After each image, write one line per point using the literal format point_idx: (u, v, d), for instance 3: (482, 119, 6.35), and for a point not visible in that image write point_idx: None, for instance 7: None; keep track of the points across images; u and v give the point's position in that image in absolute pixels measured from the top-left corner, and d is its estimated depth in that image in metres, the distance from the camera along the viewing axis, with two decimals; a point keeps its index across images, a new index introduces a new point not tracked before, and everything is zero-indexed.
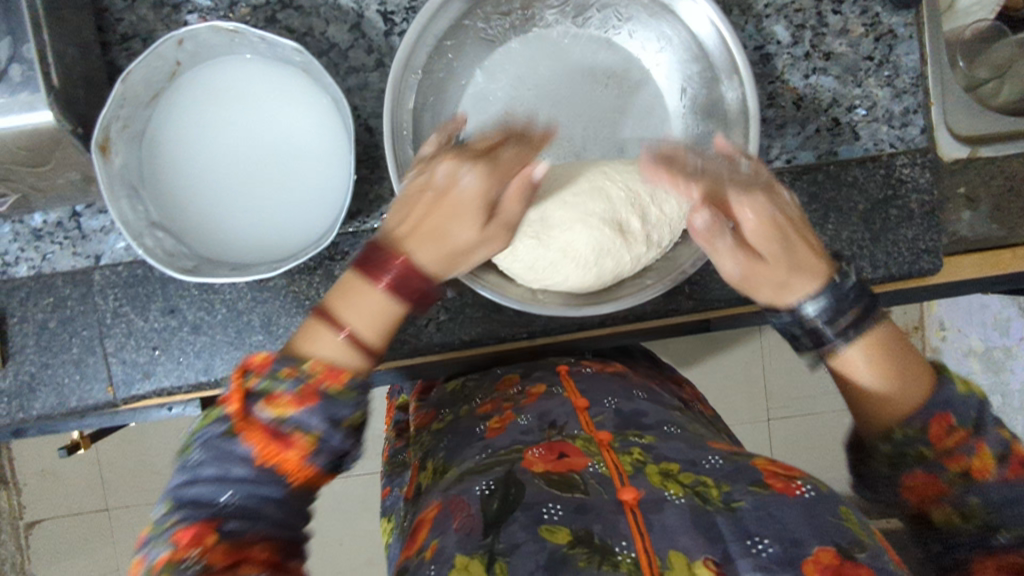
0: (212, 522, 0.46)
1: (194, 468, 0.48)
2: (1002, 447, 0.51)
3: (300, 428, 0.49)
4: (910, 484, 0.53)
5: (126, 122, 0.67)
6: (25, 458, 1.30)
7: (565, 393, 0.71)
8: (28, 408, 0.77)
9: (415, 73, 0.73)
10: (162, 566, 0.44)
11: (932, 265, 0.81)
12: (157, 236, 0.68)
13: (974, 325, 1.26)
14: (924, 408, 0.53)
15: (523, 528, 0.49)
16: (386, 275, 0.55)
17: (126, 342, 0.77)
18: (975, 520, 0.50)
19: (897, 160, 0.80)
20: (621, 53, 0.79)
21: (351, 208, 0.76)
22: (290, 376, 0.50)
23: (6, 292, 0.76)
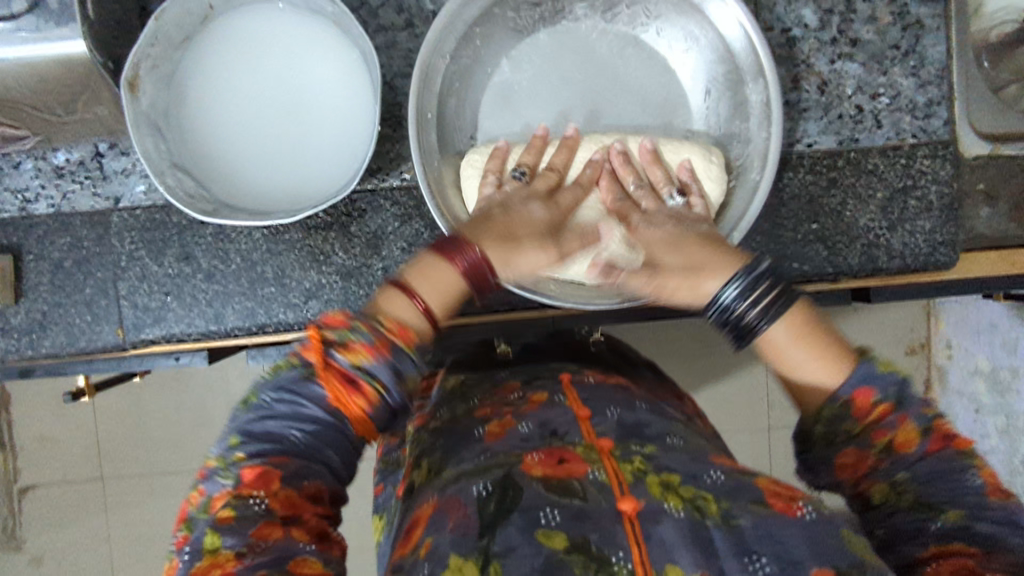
0: (277, 463, 0.47)
1: (266, 408, 0.49)
2: (925, 422, 0.49)
3: (370, 376, 0.48)
4: (842, 462, 0.51)
5: (157, 62, 0.67)
6: (23, 423, 1.31)
7: (567, 402, 0.63)
8: (38, 346, 0.77)
9: (443, 59, 0.72)
10: (227, 499, 0.46)
11: (949, 258, 0.81)
12: (179, 177, 0.68)
13: (982, 343, 1.20)
14: (843, 388, 0.51)
15: (519, 531, 0.47)
16: (460, 256, 0.57)
17: (139, 285, 0.77)
18: (909, 499, 0.48)
19: (918, 152, 0.81)
20: (648, 51, 0.76)
21: (372, 164, 0.77)
22: (367, 328, 0.49)
23: (25, 228, 0.76)
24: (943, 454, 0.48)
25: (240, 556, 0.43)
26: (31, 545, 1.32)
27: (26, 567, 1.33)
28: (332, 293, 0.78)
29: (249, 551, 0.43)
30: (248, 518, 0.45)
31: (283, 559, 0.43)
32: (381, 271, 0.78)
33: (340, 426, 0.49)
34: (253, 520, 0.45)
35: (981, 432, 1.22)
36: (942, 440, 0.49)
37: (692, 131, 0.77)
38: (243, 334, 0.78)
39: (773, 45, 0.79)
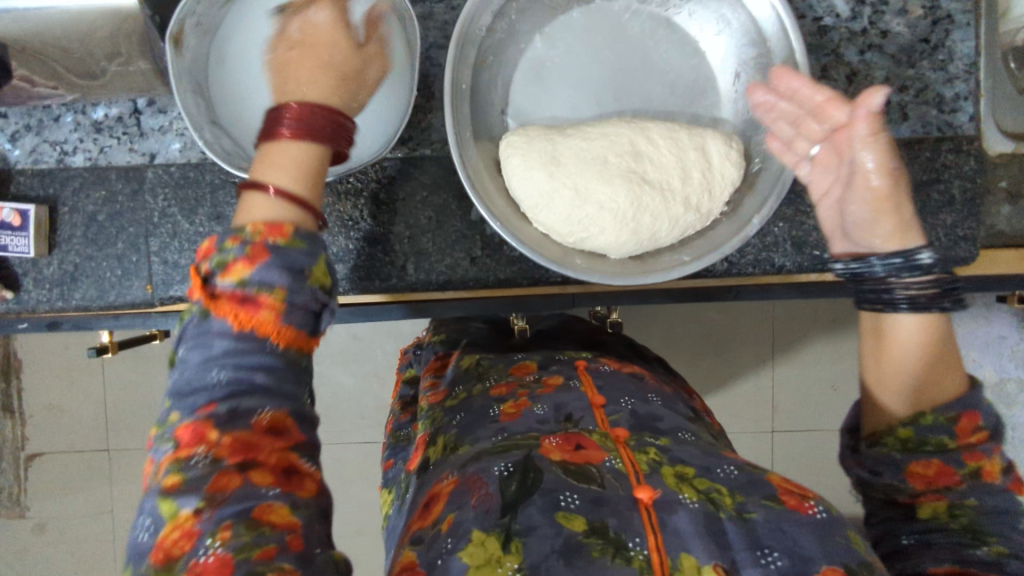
0: (207, 415, 0.48)
1: (184, 365, 0.50)
2: (1010, 462, 0.56)
3: (263, 285, 0.50)
4: (920, 471, 0.56)
5: (201, 20, 0.69)
6: (33, 389, 1.32)
7: (582, 388, 0.64)
8: (68, 297, 0.78)
9: (479, 32, 0.73)
10: (169, 464, 0.47)
11: (970, 253, 0.81)
12: (217, 134, 0.70)
13: (989, 354, 1.21)
14: (957, 403, 0.57)
15: (541, 513, 0.46)
16: (285, 123, 0.57)
17: (170, 242, 0.78)
18: (963, 522, 0.54)
19: (943, 146, 0.81)
20: (679, 34, 0.77)
21: (404, 133, 0.78)
22: (235, 242, 0.51)
23: (61, 180, 0.78)
24: (1014, 496, 0.55)
25: (198, 512, 0.45)
26: (36, 513, 1.34)
27: (31, 533, 1.35)
28: (359, 259, 0.79)
29: (207, 504, 0.45)
30: (197, 476, 0.46)
31: (247, 504, 0.46)
32: (406, 239, 0.79)
33: (264, 347, 0.50)
34: (202, 476, 0.46)
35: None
36: (1015, 483, 0.56)
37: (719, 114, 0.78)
38: None
39: (803, 33, 0.81)
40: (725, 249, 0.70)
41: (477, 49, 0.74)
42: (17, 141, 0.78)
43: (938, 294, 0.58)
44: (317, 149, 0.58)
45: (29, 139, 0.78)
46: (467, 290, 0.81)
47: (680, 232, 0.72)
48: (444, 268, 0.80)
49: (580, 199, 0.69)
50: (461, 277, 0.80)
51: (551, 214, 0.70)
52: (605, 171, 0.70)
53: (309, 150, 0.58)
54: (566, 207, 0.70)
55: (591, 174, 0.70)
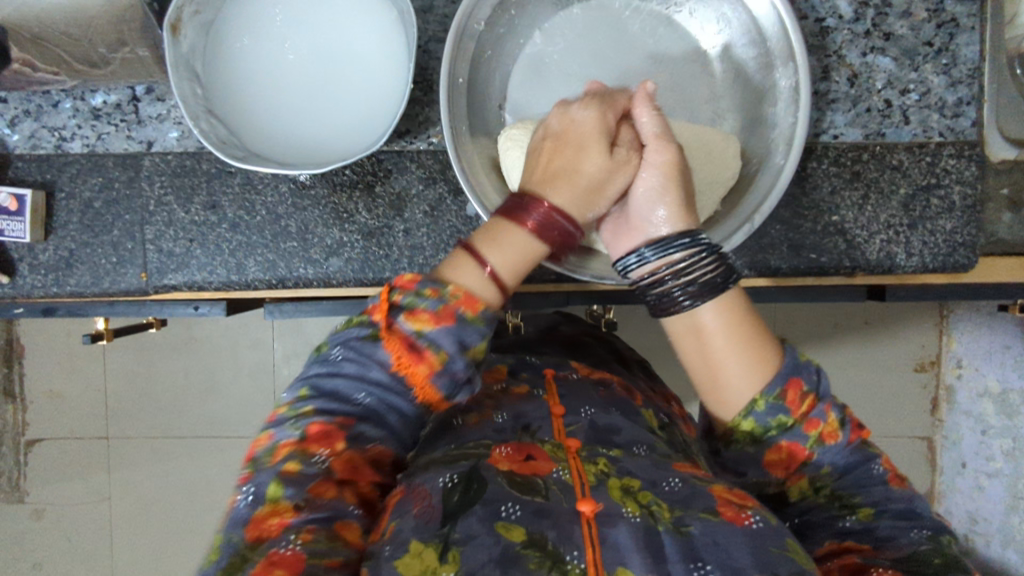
0: (342, 424, 0.50)
1: (335, 364, 0.52)
2: (843, 413, 0.56)
3: (433, 344, 0.51)
4: (774, 457, 0.57)
5: (199, 8, 0.69)
6: (35, 375, 1.33)
7: (545, 397, 0.64)
8: (63, 283, 0.78)
9: (477, 25, 0.72)
10: (291, 451, 0.48)
11: (966, 260, 0.80)
12: (212, 122, 0.70)
13: (993, 366, 1.19)
14: (769, 385, 0.55)
15: (480, 522, 0.47)
16: (529, 218, 0.60)
17: (165, 231, 0.78)
18: (825, 490, 0.57)
19: (944, 151, 0.81)
20: (681, 32, 0.76)
21: (400, 126, 0.78)
22: (434, 295, 0.52)
23: (59, 166, 0.78)
24: (857, 448, 0.56)
25: (297, 507, 0.45)
26: (34, 498, 1.35)
27: (29, 518, 1.36)
28: (351, 252, 0.79)
29: (307, 504, 0.46)
30: (309, 474, 0.47)
31: (332, 516, 0.46)
32: (402, 233, 0.79)
33: (406, 394, 0.52)
34: (315, 475, 0.47)
35: (984, 454, 1.21)
36: (856, 430, 0.57)
37: (721, 112, 0.77)
38: (263, 287, 0.79)
39: (805, 33, 0.80)
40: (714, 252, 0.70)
41: (474, 41, 0.72)
42: (16, 126, 0.78)
43: (721, 280, 0.58)
44: (540, 253, 0.61)
45: (27, 124, 0.78)
46: None
47: None
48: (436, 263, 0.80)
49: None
50: None
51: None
52: None
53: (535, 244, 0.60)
54: None
55: None
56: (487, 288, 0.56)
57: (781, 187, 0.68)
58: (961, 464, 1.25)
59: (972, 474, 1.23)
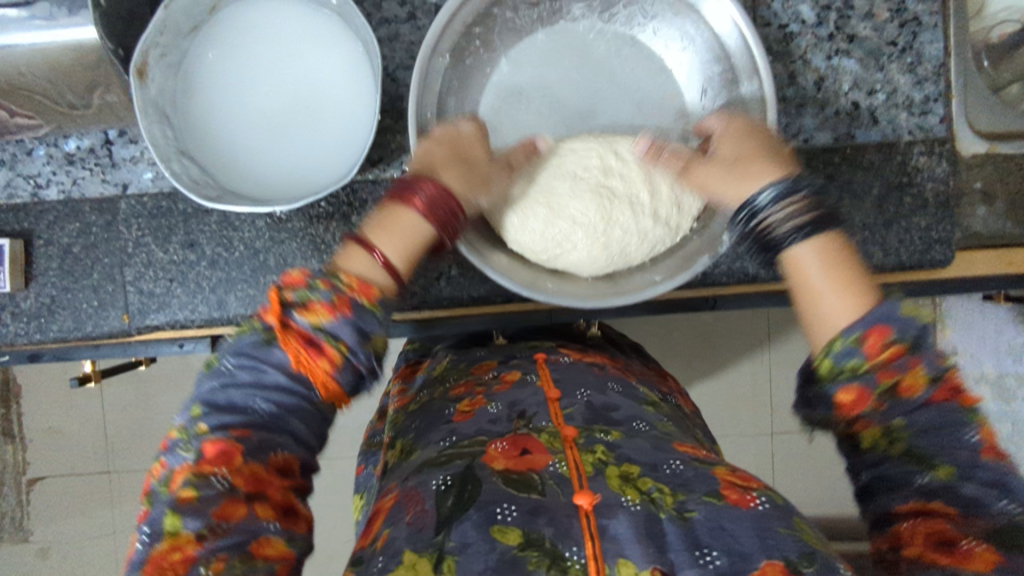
0: (238, 437, 0.49)
1: (229, 375, 0.51)
2: (938, 371, 0.48)
3: (332, 337, 0.50)
4: (841, 399, 0.50)
5: (164, 51, 0.69)
6: (31, 416, 1.33)
7: (539, 382, 0.64)
8: (46, 329, 0.79)
9: (442, 57, 0.72)
10: (187, 476, 0.47)
11: (944, 256, 0.81)
12: (184, 163, 0.70)
13: (987, 351, 1.20)
14: (859, 322, 0.50)
15: (476, 528, 0.45)
16: (420, 197, 0.59)
17: (144, 272, 0.78)
18: (901, 446, 0.48)
19: (915, 149, 0.81)
20: (644, 51, 0.77)
21: (373, 155, 0.78)
22: (326, 287, 0.51)
23: (36, 213, 0.78)
24: (947, 406, 0.48)
25: (201, 537, 0.45)
26: (39, 538, 1.35)
27: (34, 556, 1.36)
28: None
29: (210, 531, 0.45)
30: (209, 498, 0.46)
31: (248, 536, 0.46)
32: None
33: (308, 395, 0.51)
34: (215, 500, 0.46)
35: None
36: (951, 391, 0.49)
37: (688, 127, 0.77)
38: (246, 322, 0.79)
39: (769, 40, 0.81)
40: (697, 269, 0.70)
41: (441, 75, 0.73)
42: None
43: (818, 219, 0.55)
44: (427, 230, 0.60)
45: (3, 174, 0.79)
46: (445, 309, 0.84)
47: (650, 246, 0.71)
48: (418, 289, 0.83)
49: (553, 216, 0.69)
50: (436, 297, 0.83)
51: (525, 234, 0.70)
52: (576, 184, 0.70)
53: (414, 220, 0.60)
54: (539, 223, 0.70)
55: (566, 189, 0.70)
56: (380, 270, 0.56)
57: None
58: None
59: None
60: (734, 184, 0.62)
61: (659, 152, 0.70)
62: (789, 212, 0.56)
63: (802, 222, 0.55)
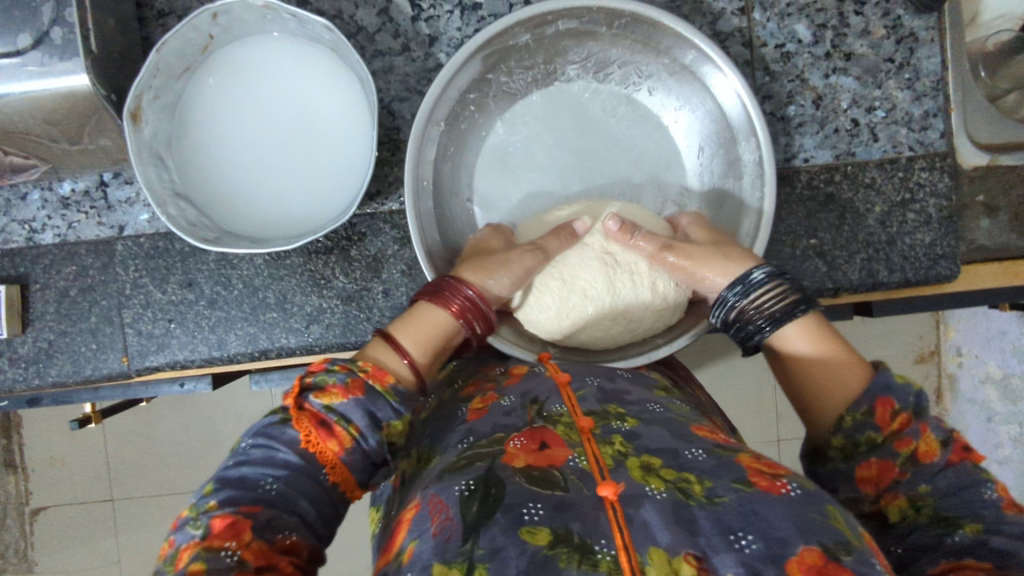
0: (248, 513, 0.46)
1: (245, 452, 0.50)
2: (946, 434, 0.50)
3: (343, 418, 0.51)
4: (865, 475, 0.51)
5: (158, 93, 0.68)
6: (33, 450, 1.32)
7: (548, 372, 0.62)
8: (44, 374, 0.77)
9: (437, 126, 0.72)
10: (195, 552, 0.43)
11: (950, 271, 0.80)
12: (181, 206, 0.69)
13: (992, 351, 1.19)
14: (865, 395, 0.54)
15: (502, 531, 0.42)
16: (454, 300, 0.61)
17: (143, 313, 0.77)
18: (929, 512, 0.48)
19: (916, 164, 0.80)
20: (641, 111, 0.79)
21: (371, 189, 0.77)
22: (343, 370, 0.53)
23: (32, 258, 0.77)
24: (963, 466, 0.48)
25: None
26: (42, 568, 1.34)
27: None
28: (332, 317, 0.78)
29: None
30: (216, 570, 0.41)
31: None
32: (381, 295, 0.78)
33: (314, 475, 0.50)
34: (222, 572, 0.41)
35: (993, 442, 1.22)
36: (963, 453, 0.49)
37: (685, 187, 0.79)
38: (246, 360, 0.78)
39: (766, 60, 0.80)
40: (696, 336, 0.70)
41: (434, 143, 0.73)
42: None
43: (800, 302, 0.59)
44: (446, 320, 0.61)
45: None
46: None
47: (651, 318, 0.70)
48: None
49: (566, 290, 0.69)
50: None
51: (535, 311, 0.70)
52: (584, 254, 0.70)
53: (434, 309, 0.61)
54: (551, 300, 0.69)
55: (573, 260, 0.69)
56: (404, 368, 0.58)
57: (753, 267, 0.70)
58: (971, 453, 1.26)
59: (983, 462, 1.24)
60: (718, 261, 0.63)
61: (633, 230, 0.67)
62: (770, 295, 0.59)
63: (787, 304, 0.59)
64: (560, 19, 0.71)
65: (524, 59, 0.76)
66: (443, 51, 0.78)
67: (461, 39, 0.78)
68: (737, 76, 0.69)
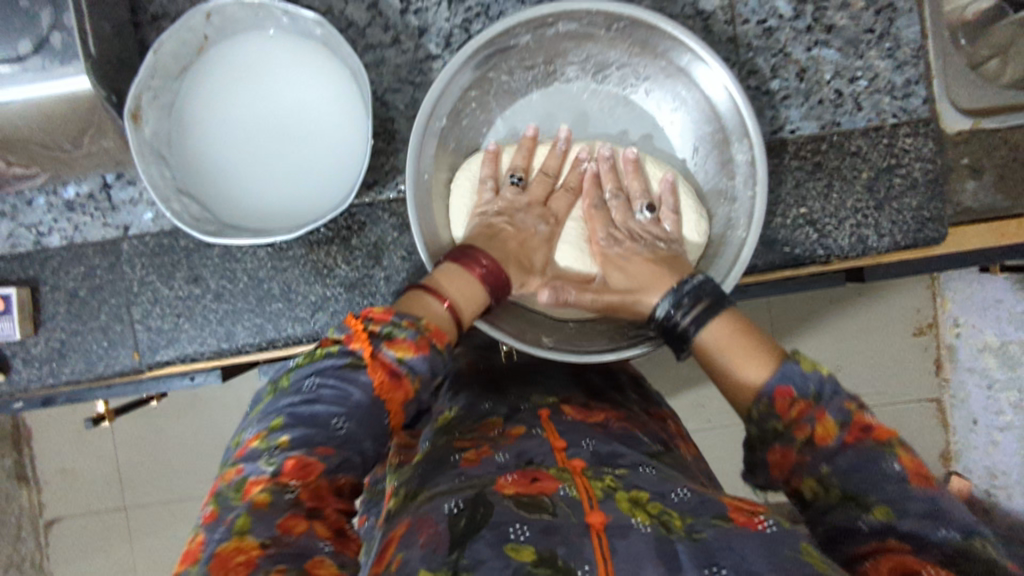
0: (321, 455, 0.47)
1: (312, 390, 0.50)
2: (844, 415, 0.50)
3: (411, 371, 0.52)
4: (772, 459, 0.53)
5: (156, 93, 0.70)
6: (46, 461, 1.33)
7: (545, 433, 0.63)
8: (58, 373, 0.79)
9: (439, 121, 0.74)
10: (262, 484, 0.45)
11: (938, 233, 0.82)
12: (184, 202, 0.71)
13: (988, 321, 1.22)
14: (766, 385, 0.55)
15: (489, 547, 0.45)
16: (477, 266, 0.64)
17: (152, 309, 0.79)
18: (838, 495, 0.49)
19: (900, 131, 0.82)
20: (638, 111, 0.82)
21: (368, 178, 0.79)
22: (411, 326, 0.54)
23: (41, 261, 0.79)
24: (861, 446, 0.49)
25: (265, 545, 0.42)
26: None
27: None
28: (337, 305, 0.79)
29: (274, 542, 0.42)
30: (280, 507, 0.44)
31: (304, 555, 0.42)
32: (383, 281, 0.79)
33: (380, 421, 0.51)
34: (285, 508, 0.44)
35: (994, 409, 1.23)
36: (859, 433, 0.50)
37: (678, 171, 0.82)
38: (255, 350, 0.80)
39: (749, 37, 0.82)
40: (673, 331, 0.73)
41: (438, 136, 0.75)
42: None
43: (714, 306, 0.62)
44: (481, 292, 0.64)
45: (4, 225, 0.79)
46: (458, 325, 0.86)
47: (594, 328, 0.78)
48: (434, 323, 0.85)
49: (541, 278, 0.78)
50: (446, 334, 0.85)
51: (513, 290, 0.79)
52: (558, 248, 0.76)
53: (477, 288, 0.63)
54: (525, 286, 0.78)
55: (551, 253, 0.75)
56: (449, 324, 0.59)
57: (742, 266, 0.70)
58: (973, 421, 1.26)
59: (985, 430, 1.24)
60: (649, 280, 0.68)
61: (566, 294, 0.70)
62: (692, 309, 0.62)
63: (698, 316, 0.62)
64: (561, 21, 0.74)
65: (525, 59, 0.78)
66: (432, 42, 0.80)
67: (450, 29, 0.80)
68: (724, 70, 0.71)
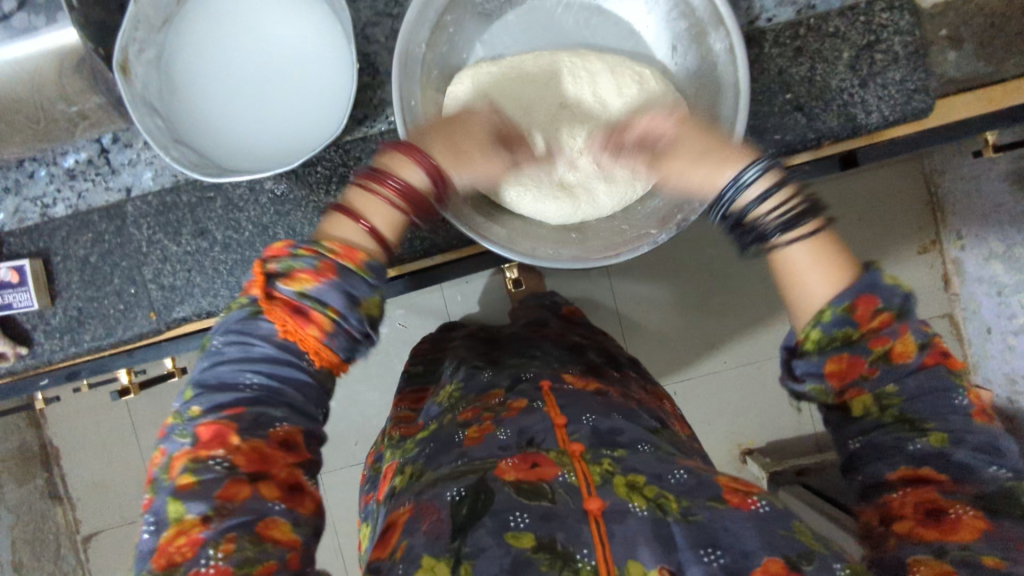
0: (233, 416, 0.48)
1: (218, 353, 0.51)
2: (925, 338, 0.51)
3: (319, 303, 0.49)
4: (832, 369, 0.51)
5: (142, 46, 0.71)
6: (77, 473, 1.33)
7: (545, 408, 0.64)
8: (80, 341, 0.81)
9: (420, 48, 0.75)
10: (185, 462, 0.47)
11: (925, 103, 0.82)
12: (182, 150, 0.72)
13: (990, 228, 1.18)
14: (846, 292, 0.51)
15: (489, 534, 0.47)
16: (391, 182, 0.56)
17: (163, 267, 0.81)
18: (893, 414, 0.51)
19: (875, 7, 0.83)
20: (611, 17, 0.82)
21: (358, 114, 0.80)
22: (308, 253, 0.50)
23: (50, 232, 0.81)
24: (935, 370, 0.51)
25: (206, 519, 0.45)
26: None
27: None
28: None
29: (216, 513, 0.45)
30: (210, 480, 0.46)
31: (251, 517, 0.45)
32: None
33: (300, 361, 0.51)
34: (216, 481, 0.46)
35: (1006, 314, 1.19)
36: (936, 355, 0.51)
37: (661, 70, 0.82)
38: None
39: None
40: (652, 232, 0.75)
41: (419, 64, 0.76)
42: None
43: (807, 211, 0.54)
44: (401, 215, 0.56)
45: (10, 200, 0.81)
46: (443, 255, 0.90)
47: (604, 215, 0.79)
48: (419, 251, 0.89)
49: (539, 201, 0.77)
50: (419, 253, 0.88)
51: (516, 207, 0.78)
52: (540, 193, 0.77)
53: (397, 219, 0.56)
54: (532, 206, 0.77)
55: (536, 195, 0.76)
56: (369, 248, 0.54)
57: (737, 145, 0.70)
58: (987, 330, 1.24)
59: (1000, 336, 1.21)
60: (712, 162, 0.62)
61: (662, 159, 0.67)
62: (776, 208, 0.55)
63: (788, 208, 0.55)
64: None
65: None
66: None
67: None
68: None
